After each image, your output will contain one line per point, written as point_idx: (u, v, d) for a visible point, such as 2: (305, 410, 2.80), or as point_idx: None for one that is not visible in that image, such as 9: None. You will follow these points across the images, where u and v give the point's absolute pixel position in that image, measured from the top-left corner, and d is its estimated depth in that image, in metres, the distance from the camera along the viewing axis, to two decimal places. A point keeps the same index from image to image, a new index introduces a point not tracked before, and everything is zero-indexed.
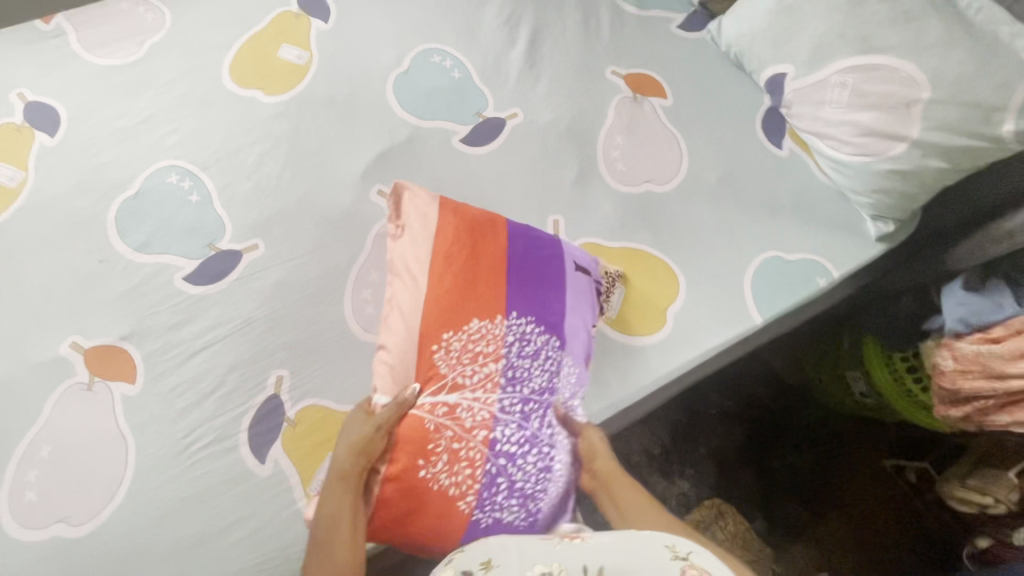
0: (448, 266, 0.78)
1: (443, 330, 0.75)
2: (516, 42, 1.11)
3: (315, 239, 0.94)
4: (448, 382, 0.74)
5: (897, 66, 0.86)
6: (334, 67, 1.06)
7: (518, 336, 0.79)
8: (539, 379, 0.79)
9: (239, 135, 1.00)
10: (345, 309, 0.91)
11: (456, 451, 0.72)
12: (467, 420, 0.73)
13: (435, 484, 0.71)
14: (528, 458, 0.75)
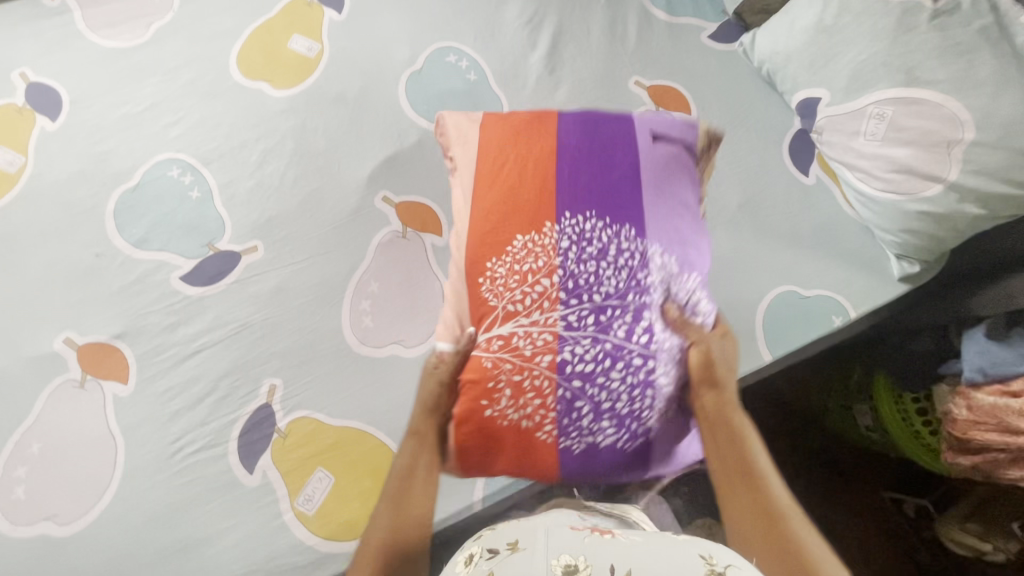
0: (491, 190, 0.76)
1: (488, 259, 0.73)
2: (537, 45, 1.06)
3: (316, 245, 0.92)
4: (501, 314, 0.71)
5: (941, 101, 0.80)
6: (345, 61, 1.02)
7: (573, 240, 0.73)
8: (604, 283, 0.71)
9: (243, 129, 0.97)
10: (342, 320, 0.88)
11: (519, 383, 0.69)
12: (527, 349, 0.70)
13: (515, 415, 0.70)
14: (612, 376, 0.69)
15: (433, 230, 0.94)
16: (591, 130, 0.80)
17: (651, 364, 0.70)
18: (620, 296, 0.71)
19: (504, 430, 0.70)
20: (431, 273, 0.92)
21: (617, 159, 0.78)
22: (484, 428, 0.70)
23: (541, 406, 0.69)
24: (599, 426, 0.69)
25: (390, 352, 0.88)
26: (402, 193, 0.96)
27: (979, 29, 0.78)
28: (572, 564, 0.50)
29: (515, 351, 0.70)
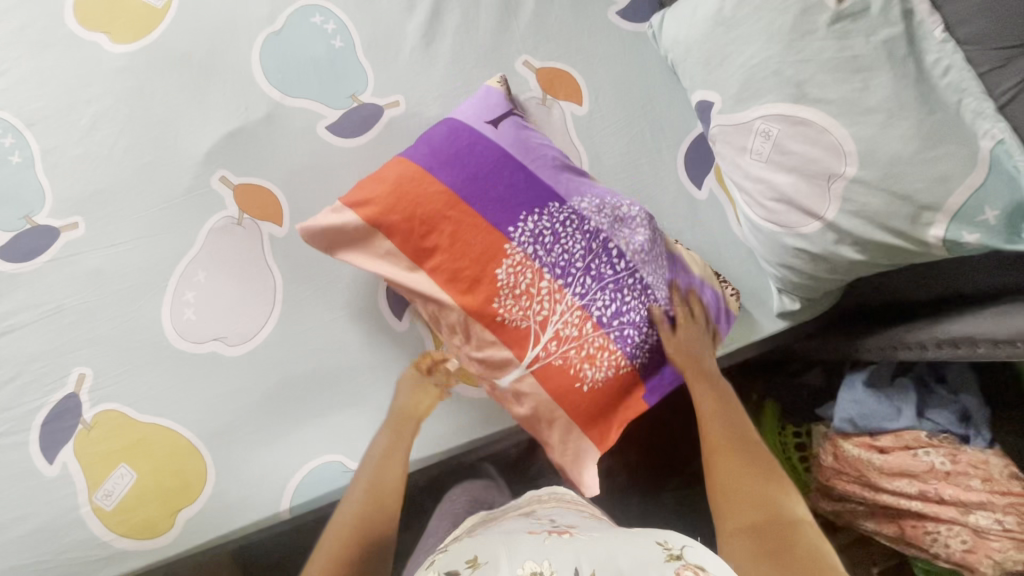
0: (439, 252, 0.75)
1: (492, 299, 0.74)
2: (417, 9, 0.93)
3: (143, 226, 0.85)
4: (535, 327, 0.74)
5: (827, 127, 0.68)
6: (195, 15, 0.90)
7: (529, 237, 0.76)
8: (575, 252, 0.76)
9: (75, 88, 0.88)
10: (163, 310, 0.83)
11: (592, 353, 0.74)
12: (569, 330, 0.74)
13: (608, 377, 0.75)
14: (638, 305, 0.76)
15: (273, 218, 0.86)
16: (453, 142, 0.78)
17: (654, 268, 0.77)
18: (593, 237, 0.77)
19: (591, 392, 0.75)
20: (265, 266, 0.85)
21: (509, 153, 0.78)
22: (591, 391, 0.75)
23: (611, 354, 0.75)
24: (654, 335, 0.76)
25: (211, 349, 0.83)
26: (241, 173, 0.87)
27: (884, 41, 0.65)
28: (537, 570, 0.49)
29: (552, 341, 0.74)
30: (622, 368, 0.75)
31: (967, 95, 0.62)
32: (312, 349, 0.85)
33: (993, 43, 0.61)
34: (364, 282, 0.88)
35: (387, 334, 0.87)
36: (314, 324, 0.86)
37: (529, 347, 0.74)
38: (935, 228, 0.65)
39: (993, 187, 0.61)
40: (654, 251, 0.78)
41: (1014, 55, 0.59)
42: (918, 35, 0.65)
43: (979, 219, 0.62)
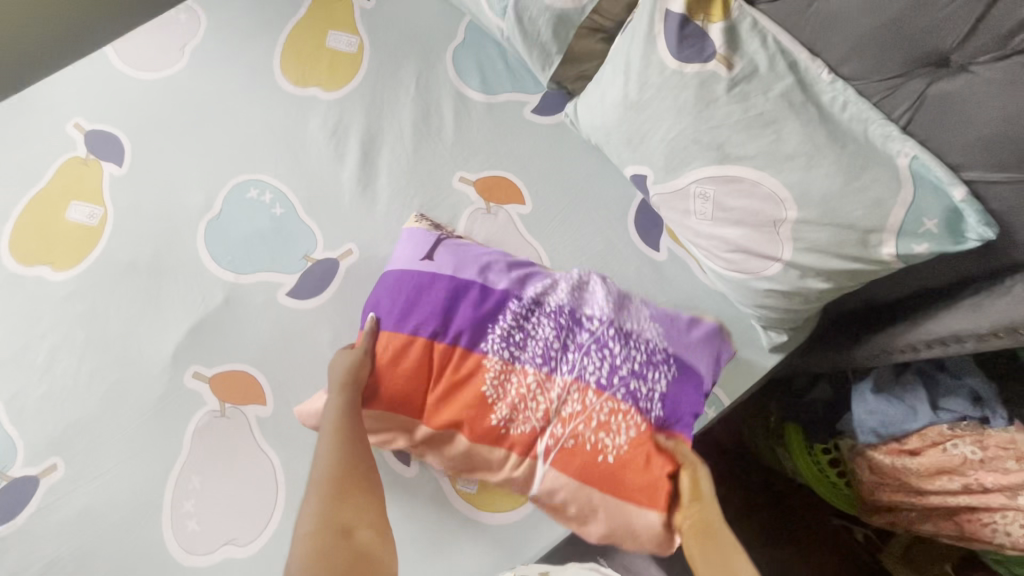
0: (422, 396, 0.75)
1: (488, 415, 0.74)
2: (346, 158, 0.96)
3: (124, 447, 0.82)
4: (539, 425, 0.73)
5: (758, 179, 0.71)
6: (133, 222, 0.91)
7: (502, 343, 0.76)
8: (548, 338, 0.77)
9: (27, 327, 0.86)
10: (163, 529, 0.79)
11: (602, 423, 0.72)
12: (568, 411, 0.73)
13: (631, 438, 0.72)
14: (628, 356, 0.75)
15: (255, 399, 0.85)
16: (399, 291, 0.80)
17: (625, 317, 0.78)
18: (559, 317, 0.78)
19: (618, 461, 0.71)
20: (258, 451, 0.83)
21: (458, 277, 0.80)
22: (623, 462, 0.71)
23: (623, 415, 0.72)
24: (655, 382, 0.75)
25: (223, 556, 0.78)
26: (213, 364, 0.85)
27: (780, 94, 0.69)
28: None
29: (562, 431, 0.72)
30: (636, 422, 0.72)
31: (870, 122, 0.66)
32: None
33: (874, 76, 0.66)
34: None
35: (399, 486, 0.82)
36: None
37: (546, 450, 0.73)
38: (886, 247, 0.66)
39: (924, 200, 0.63)
40: (617, 302, 0.80)
41: (898, 82, 0.64)
42: (807, 82, 0.69)
43: (922, 231, 0.64)
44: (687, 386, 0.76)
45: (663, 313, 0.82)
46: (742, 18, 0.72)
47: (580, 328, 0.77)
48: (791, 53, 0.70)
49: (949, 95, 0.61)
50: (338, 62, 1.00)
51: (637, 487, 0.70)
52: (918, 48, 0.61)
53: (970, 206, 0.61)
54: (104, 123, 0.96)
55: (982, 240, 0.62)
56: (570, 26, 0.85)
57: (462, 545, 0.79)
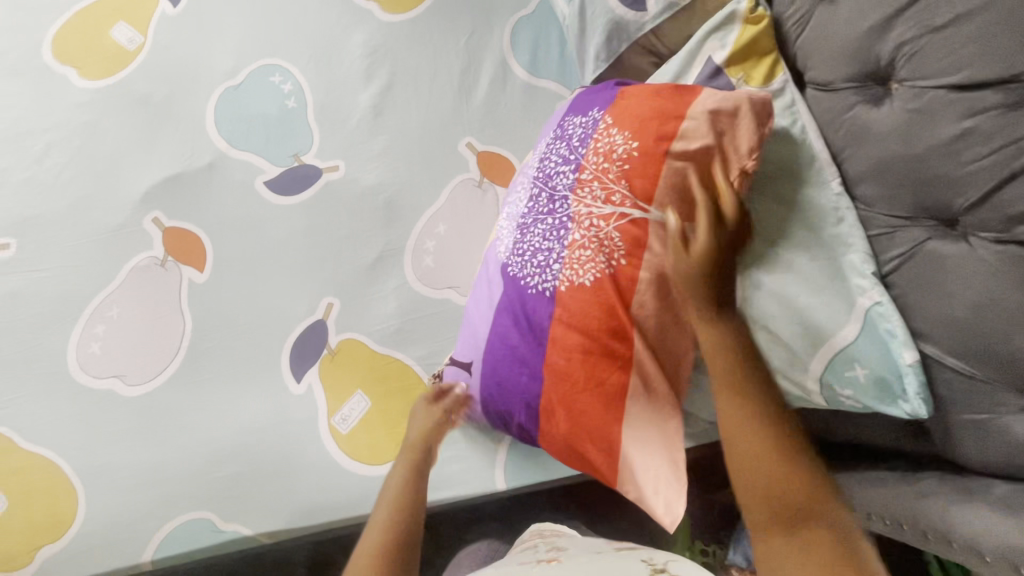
0: (566, 377, 0.66)
1: (589, 286, 0.64)
2: (373, 82, 0.96)
3: (69, 256, 0.87)
4: (631, 226, 0.63)
5: None
6: (162, 62, 0.95)
7: (545, 274, 0.67)
8: (547, 237, 0.68)
9: (36, 116, 0.92)
10: (69, 341, 0.84)
11: (607, 165, 0.65)
12: (600, 190, 0.65)
13: (628, 142, 0.64)
14: (553, 151, 0.71)
15: (194, 263, 0.88)
16: (491, 371, 0.72)
17: (532, 167, 0.74)
18: (525, 229, 0.71)
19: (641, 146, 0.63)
20: (177, 311, 0.86)
21: (491, 330, 0.73)
22: (631, 167, 0.63)
23: (605, 139, 0.66)
24: (566, 121, 0.72)
25: (108, 386, 0.83)
26: (174, 217, 0.89)
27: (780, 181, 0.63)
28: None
29: (614, 202, 0.64)
30: (617, 131, 0.65)
31: (850, 250, 0.61)
32: (205, 402, 0.83)
33: (882, 208, 0.60)
34: (267, 340, 0.86)
35: (282, 397, 0.84)
36: (211, 376, 0.84)
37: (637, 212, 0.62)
38: (812, 379, 0.62)
39: (863, 346, 0.59)
40: (519, 183, 0.76)
41: (901, 225, 0.58)
42: (807, 187, 0.63)
43: (849, 374, 0.60)
44: (594, 91, 0.73)
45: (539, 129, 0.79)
46: (781, 95, 0.66)
47: (531, 204, 0.71)
48: (812, 149, 0.64)
49: (941, 260, 0.55)
50: None
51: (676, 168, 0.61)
52: (932, 199, 0.54)
53: (913, 374, 0.56)
54: None
55: (911, 415, 0.57)
56: (625, 38, 0.80)
57: (308, 475, 0.81)
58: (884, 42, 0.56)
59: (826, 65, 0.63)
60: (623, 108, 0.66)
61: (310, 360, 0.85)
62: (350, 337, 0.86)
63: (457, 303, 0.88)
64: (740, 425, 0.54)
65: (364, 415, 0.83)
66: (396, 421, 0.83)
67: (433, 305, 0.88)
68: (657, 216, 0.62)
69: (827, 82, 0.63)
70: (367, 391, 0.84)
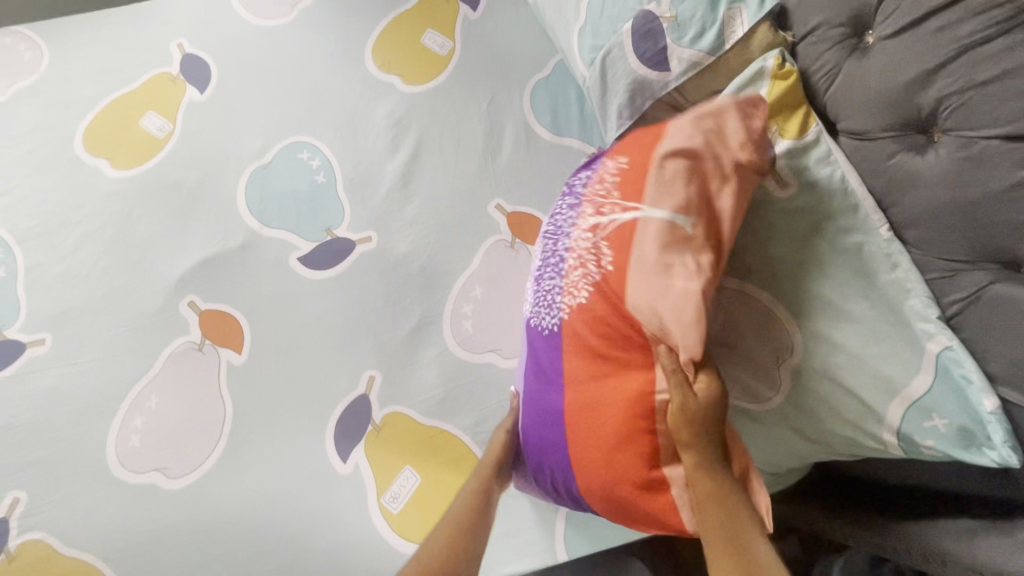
0: (583, 412, 0.64)
1: (595, 300, 0.64)
2: (399, 152, 0.98)
3: (106, 347, 0.86)
4: (628, 227, 0.64)
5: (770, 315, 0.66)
6: (191, 147, 0.97)
7: (549, 306, 0.68)
8: (550, 272, 0.70)
9: (69, 209, 0.93)
10: (108, 435, 0.82)
11: (598, 189, 0.68)
12: (594, 210, 0.68)
13: (618, 164, 0.68)
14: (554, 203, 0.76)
15: (233, 345, 0.87)
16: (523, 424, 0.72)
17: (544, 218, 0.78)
18: (537, 274, 0.73)
19: (628, 166, 0.67)
20: (217, 396, 0.85)
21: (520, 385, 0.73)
22: (620, 181, 0.67)
23: (596, 174, 0.71)
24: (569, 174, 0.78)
25: (149, 480, 0.81)
26: (210, 300, 0.89)
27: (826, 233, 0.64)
28: None
29: (604, 215, 0.66)
30: (609, 159, 0.70)
31: (910, 296, 0.61)
32: (250, 490, 0.81)
33: (937, 253, 0.60)
34: (311, 419, 0.84)
35: (329, 477, 0.82)
36: (255, 461, 0.82)
37: (625, 215, 0.65)
38: (887, 429, 0.61)
39: (939, 394, 0.58)
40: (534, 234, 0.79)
41: (960, 268, 0.58)
42: (854, 233, 0.63)
43: (927, 425, 0.59)
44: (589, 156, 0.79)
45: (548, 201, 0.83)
46: (818, 145, 0.66)
47: (542, 248, 0.74)
48: (856, 196, 0.64)
49: (1010, 303, 0.54)
50: (425, 60, 1.02)
51: (671, 166, 0.64)
52: (995, 243, 0.54)
53: (996, 421, 0.55)
54: (202, 51, 1.03)
55: (1002, 463, 0.55)
56: (648, 96, 0.81)
57: (362, 561, 0.78)
58: (924, 94, 0.57)
59: (861, 115, 0.63)
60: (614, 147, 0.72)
61: (356, 437, 0.83)
62: (395, 411, 0.84)
63: (500, 366, 0.87)
64: (703, 492, 0.58)
65: (415, 491, 0.81)
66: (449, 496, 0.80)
67: (475, 371, 0.87)
68: (650, 215, 0.63)
69: (864, 131, 0.64)
70: (414, 466, 0.82)
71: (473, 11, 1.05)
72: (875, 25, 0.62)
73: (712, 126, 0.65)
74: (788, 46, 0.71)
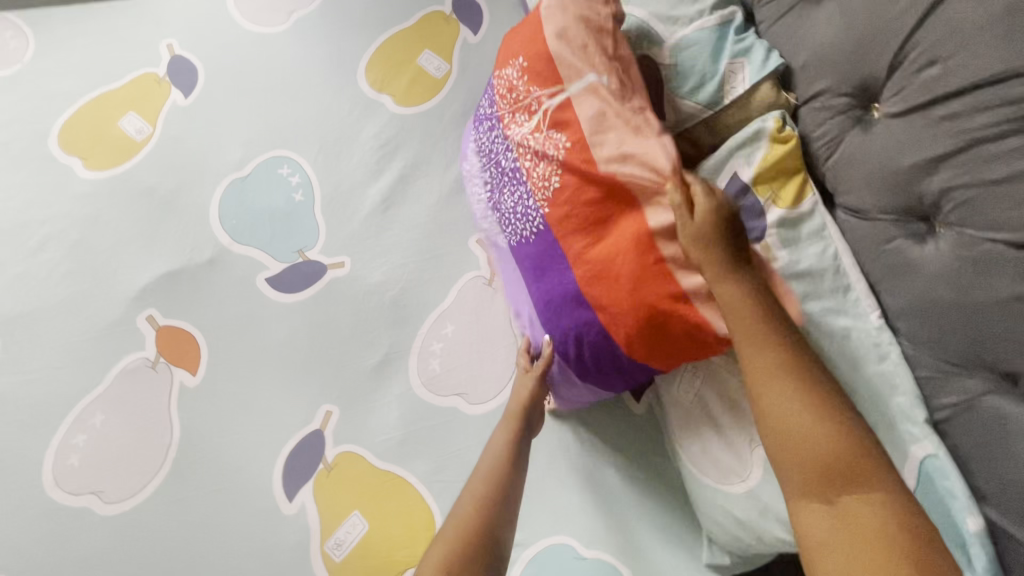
0: (602, 272, 0.62)
1: (566, 176, 0.65)
2: (383, 175, 0.94)
3: (54, 357, 0.82)
4: (557, 107, 0.66)
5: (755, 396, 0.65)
6: (168, 152, 0.93)
7: (529, 216, 0.69)
8: (512, 189, 0.72)
9: (35, 207, 0.90)
10: (47, 452, 0.78)
11: (519, 100, 0.70)
12: (523, 116, 0.70)
13: (518, 68, 0.70)
14: (482, 136, 0.79)
15: (187, 365, 0.83)
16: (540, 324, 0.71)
17: (481, 162, 0.79)
18: (502, 204, 0.74)
19: (529, 69, 0.69)
20: (165, 419, 0.81)
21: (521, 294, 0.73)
22: (530, 77, 0.69)
23: (507, 86, 0.72)
24: (480, 111, 0.80)
25: (85, 503, 0.77)
26: (170, 316, 0.85)
27: (813, 311, 0.59)
28: None
29: (535, 111, 0.68)
30: (507, 68, 0.72)
31: (900, 393, 0.56)
32: (188, 523, 0.77)
33: (930, 351, 0.55)
34: (260, 451, 0.80)
35: (272, 517, 0.77)
36: (197, 492, 0.78)
37: (553, 100, 0.66)
38: None
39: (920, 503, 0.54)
40: (478, 177, 0.81)
41: (953, 371, 0.53)
42: (841, 315, 0.59)
43: None
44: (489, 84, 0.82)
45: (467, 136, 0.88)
46: (812, 217, 0.62)
47: (496, 182, 0.75)
48: (848, 278, 0.60)
49: (1003, 420, 0.50)
50: (419, 82, 0.98)
51: (556, 46, 0.66)
52: (990, 353, 0.50)
53: (979, 546, 0.51)
54: (191, 54, 0.99)
55: None
56: None
57: None
58: (927, 182, 0.53)
59: (860, 192, 0.59)
60: (504, 62, 0.74)
61: (304, 476, 0.79)
62: (348, 450, 0.80)
63: (464, 412, 0.82)
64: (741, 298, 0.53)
65: (359, 539, 0.76)
66: (395, 547, 0.76)
67: (438, 415, 0.82)
68: (573, 90, 0.65)
69: (862, 209, 0.60)
70: (363, 511, 0.77)
71: (473, 35, 1.01)
72: (882, 97, 0.57)
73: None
74: (790, 108, 0.66)
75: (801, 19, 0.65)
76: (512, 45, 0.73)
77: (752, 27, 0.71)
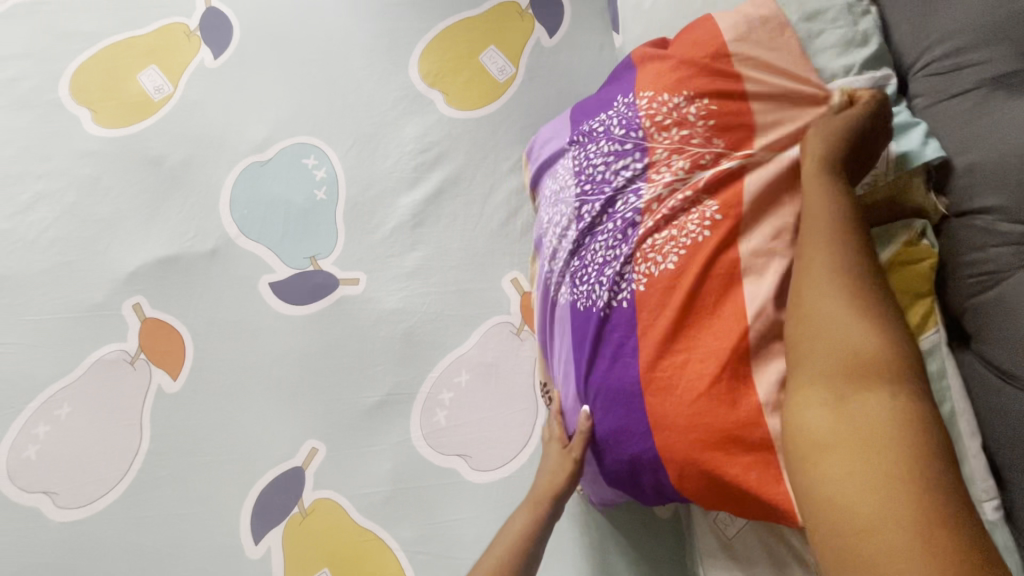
0: (690, 397, 0.49)
1: (691, 259, 0.52)
2: (418, 185, 0.82)
3: (27, 333, 0.74)
4: (721, 173, 0.53)
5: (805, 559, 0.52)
6: (185, 119, 0.83)
7: (617, 284, 0.55)
8: (606, 237, 0.58)
9: (34, 158, 0.81)
10: (3, 439, 0.71)
11: (680, 137, 0.56)
12: (675, 160, 0.56)
13: (699, 102, 0.56)
14: (593, 145, 0.62)
15: (168, 367, 0.74)
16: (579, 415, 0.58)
17: (573, 183, 0.63)
18: (583, 249, 0.59)
19: (715, 108, 0.55)
20: (135, 424, 0.72)
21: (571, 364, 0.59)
22: (715, 126, 0.55)
23: (665, 109, 0.57)
24: (592, 122, 0.63)
25: (34, 503, 0.69)
26: (158, 308, 0.76)
27: None
28: None
29: (702, 166, 0.55)
30: (676, 93, 0.57)
31: None
32: (141, 547, 0.68)
33: None
34: (229, 481, 0.71)
35: (231, 558, 0.68)
36: (153, 513, 0.69)
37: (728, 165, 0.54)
38: None
39: None
40: (558, 201, 0.64)
41: None
42: None
43: None
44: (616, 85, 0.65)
45: (546, 133, 0.71)
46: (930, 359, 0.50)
47: (585, 220, 0.60)
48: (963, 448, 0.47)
49: None
50: (476, 82, 0.85)
51: (756, 104, 0.54)
52: None
53: None
54: (228, 12, 0.88)
55: None
56: None
57: None
58: None
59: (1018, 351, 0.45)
60: (672, 81, 0.58)
61: (275, 517, 0.70)
62: (329, 497, 0.70)
63: (464, 476, 0.71)
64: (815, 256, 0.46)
65: None
66: None
67: (434, 475, 0.71)
68: (756, 159, 0.53)
69: (1011, 370, 0.46)
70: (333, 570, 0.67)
71: (549, 38, 0.87)
72: None
73: (787, 57, 0.56)
74: (936, 217, 0.52)
75: (984, 108, 0.50)
76: (690, 64, 0.57)
77: (903, 99, 0.56)
